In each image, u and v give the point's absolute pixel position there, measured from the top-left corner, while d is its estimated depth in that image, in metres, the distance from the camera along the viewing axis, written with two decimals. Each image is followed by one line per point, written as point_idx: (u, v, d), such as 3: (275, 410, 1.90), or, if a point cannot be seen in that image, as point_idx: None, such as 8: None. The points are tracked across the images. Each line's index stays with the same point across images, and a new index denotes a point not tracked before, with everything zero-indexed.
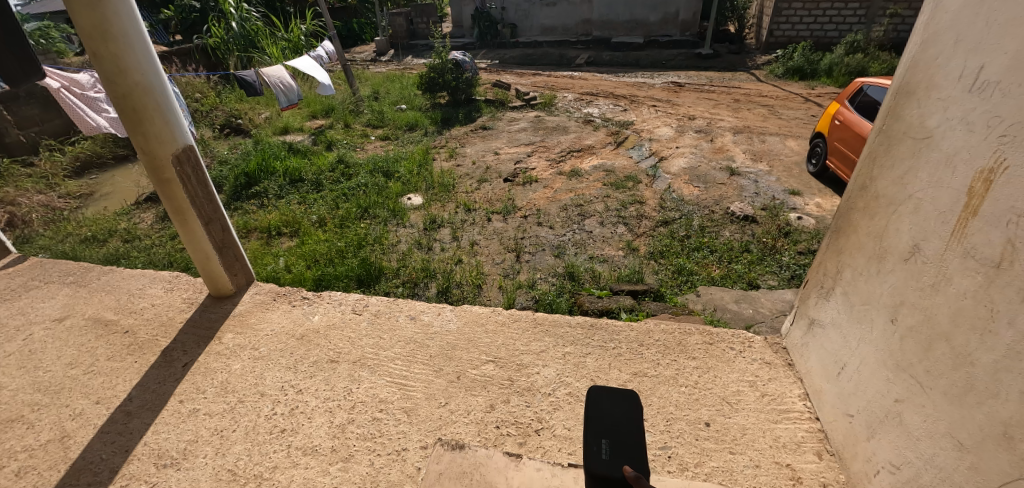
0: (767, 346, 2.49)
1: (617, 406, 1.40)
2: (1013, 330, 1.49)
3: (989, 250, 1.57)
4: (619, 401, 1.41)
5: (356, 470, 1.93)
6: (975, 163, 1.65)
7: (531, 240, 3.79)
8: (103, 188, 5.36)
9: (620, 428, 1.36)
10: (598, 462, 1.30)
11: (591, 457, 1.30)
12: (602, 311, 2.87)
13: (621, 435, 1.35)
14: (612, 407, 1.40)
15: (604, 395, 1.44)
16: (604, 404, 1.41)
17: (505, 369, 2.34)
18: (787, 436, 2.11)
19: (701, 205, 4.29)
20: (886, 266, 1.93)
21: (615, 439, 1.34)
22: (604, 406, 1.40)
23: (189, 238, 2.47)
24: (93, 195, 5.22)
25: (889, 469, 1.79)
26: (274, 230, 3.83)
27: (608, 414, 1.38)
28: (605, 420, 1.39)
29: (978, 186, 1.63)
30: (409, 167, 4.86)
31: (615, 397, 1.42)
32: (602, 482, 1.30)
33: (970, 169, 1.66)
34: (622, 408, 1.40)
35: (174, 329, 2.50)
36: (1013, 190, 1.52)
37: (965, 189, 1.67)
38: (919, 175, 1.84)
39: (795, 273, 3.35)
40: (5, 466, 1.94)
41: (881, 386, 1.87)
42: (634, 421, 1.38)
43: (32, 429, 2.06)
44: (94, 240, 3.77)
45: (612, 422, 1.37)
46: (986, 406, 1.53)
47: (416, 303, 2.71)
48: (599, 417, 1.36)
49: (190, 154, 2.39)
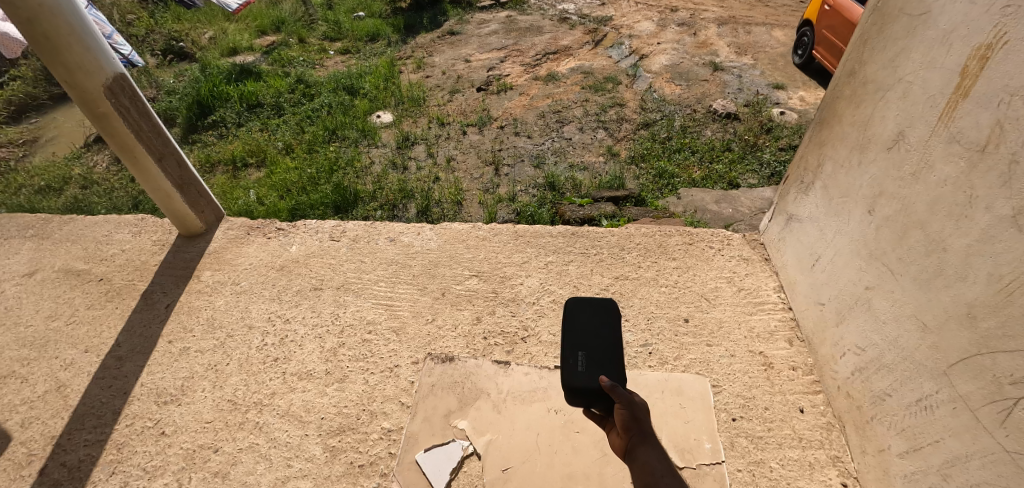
0: (745, 243, 2.53)
1: (594, 318, 1.55)
2: (990, 214, 1.44)
3: (975, 133, 1.51)
4: (596, 313, 1.55)
5: (352, 389, 2.03)
6: (973, 40, 1.55)
7: (509, 152, 3.70)
8: (47, 132, 4.99)
9: (596, 341, 1.49)
10: (575, 375, 1.42)
11: (570, 369, 1.42)
12: (583, 219, 2.88)
13: (597, 347, 1.48)
14: (588, 320, 1.54)
15: (581, 313, 1.57)
16: (582, 319, 1.55)
17: (489, 282, 2.40)
18: (761, 326, 2.20)
19: (683, 105, 4.14)
20: (869, 156, 1.91)
21: (591, 351, 1.46)
22: (581, 320, 1.54)
23: (143, 175, 2.40)
24: (36, 140, 4.87)
25: (855, 351, 1.86)
26: (239, 162, 3.70)
27: (586, 329, 1.52)
28: (582, 333, 1.52)
29: (973, 65, 1.54)
30: (374, 81, 4.57)
31: (591, 312, 1.56)
32: (580, 391, 1.40)
33: (966, 46, 1.56)
34: (599, 321, 1.54)
35: (150, 272, 2.51)
36: (1009, 67, 1.44)
37: (959, 69, 1.58)
38: (911, 57, 1.76)
39: (775, 170, 3.34)
40: (9, 419, 2.02)
41: (853, 275, 1.91)
42: (610, 333, 1.52)
43: (27, 383, 2.12)
44: (50, 189, 3.59)
45: (587, 335, 1.51)
46: (953, 289, 1.51)
47: (394, 225, 2.71)
48: (576, 330, 1.50)
49: (123, 84, 2.24)
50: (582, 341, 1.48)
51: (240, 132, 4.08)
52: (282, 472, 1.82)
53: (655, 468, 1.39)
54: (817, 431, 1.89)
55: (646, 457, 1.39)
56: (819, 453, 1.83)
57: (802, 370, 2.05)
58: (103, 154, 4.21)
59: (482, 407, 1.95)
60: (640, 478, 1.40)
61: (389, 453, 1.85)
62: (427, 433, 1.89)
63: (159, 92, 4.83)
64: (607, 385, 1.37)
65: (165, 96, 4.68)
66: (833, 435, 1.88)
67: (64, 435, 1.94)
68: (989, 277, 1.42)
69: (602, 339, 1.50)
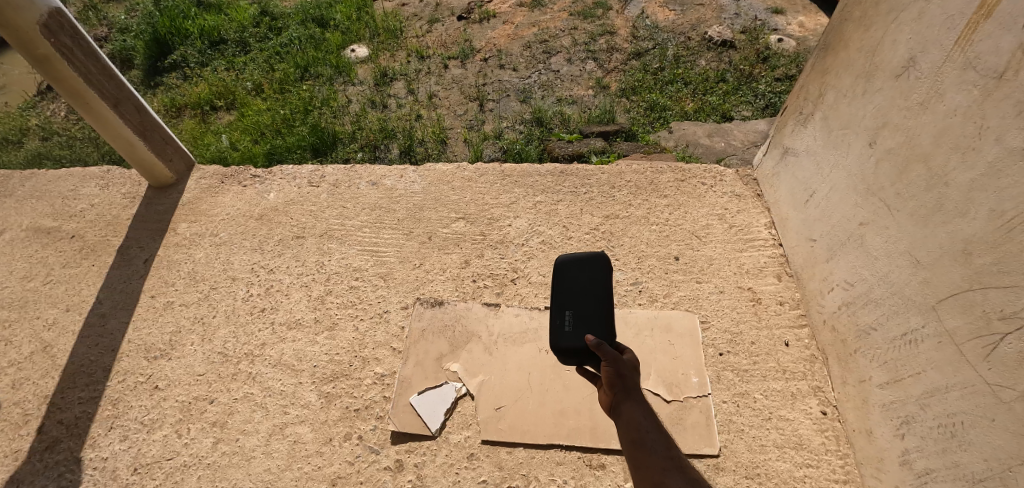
0: (737, 179, 2.49)
1: (584, 273, 1.59)
2: (998, 148, 1.40)
3: (994, 58, 1.44)
4: (586, 269, 1.59)
5: (343, 337, 2.03)
6: None
7: (494, 86, 3.53)
8: None
9: (584, 300, 1.55)
10: (563, 336, 1.51)
11: (557, 331, 1.51)
12: (573, 155, 2.82)
13: (585, 306, 1.54)
14: (579, 275, 1.58)
15: (572, 267, 1.61)
16: (573, 275, 1.59)
17: (477, 225, 2.35)
18: (750, 262, 2.20)
19: (677, 32, 3.93)
20: (874, 85, 1.85)
21: (579, 312, 1.53)
22: (572, 276, 1.59)
23: (102, 123, 2.28)
24: None
25: (844, 286, 1.87)
26: (207, 105, 3.52)
27: (576, 287, 1.57)
28: (574, 289, 1.57)
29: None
30: (346, 11, 4.25)
31: (580, 265, 1.59)
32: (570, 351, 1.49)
33: None
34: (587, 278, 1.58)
35: (124, 227, 2.43)
36: None
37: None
38: None
39: (771, 101, 3.24)
40: None
41: (848, 211, 1.89)
42: (599, 289, 1.56)
43: (12, 345, 2.10)
44: (8, 142, 3.41)
45: (578, 293, 1.56)
46: (951, 226, 1.49)
47: (376, 167, 2.61)
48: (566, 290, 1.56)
49: (62, 21, 2.07)
50: (569, 302, 1.55)
51: (203, 73, 3.85)
52: (279, 420, 1.84)
53: (643, 424, 1.32)
54: (801, 363, 1.93)
55: (631, 412, 1.34)
56: (802, 384, 1.88)
57: (790, 304, 2.07)
58: (61, 102, 3.94)
59: (474, 349, 1.96)
60: (626, 435, 1.32)
61: (383, 397, 1.87)
62: (421, 377, 1.90)
63: (110, 30, 4.45)
64: (590, 345, 1.41)
65: (118, 34, 4.33)
66: (816, 366, 1.92)
67: (57, 394, 1.94)
68: (992, 213, 1.39)
69: (589, 297, 1.55)
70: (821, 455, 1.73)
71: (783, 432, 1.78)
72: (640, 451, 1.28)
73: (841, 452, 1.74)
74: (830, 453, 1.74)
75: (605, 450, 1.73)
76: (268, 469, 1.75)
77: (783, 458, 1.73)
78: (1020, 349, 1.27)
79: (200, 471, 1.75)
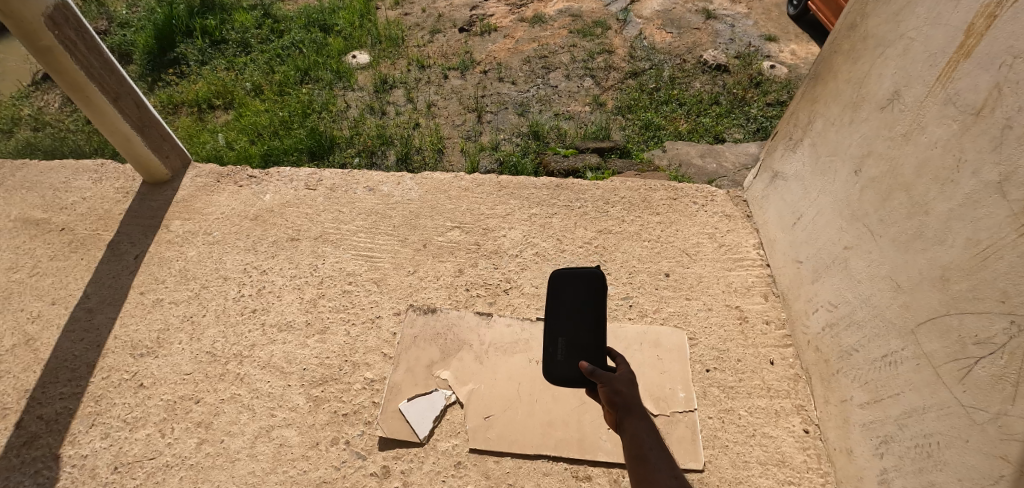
0: (728, 199, 2.55)
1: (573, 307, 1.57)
2: (974, 180, 1.46)
3: (971, 95, 1.50)
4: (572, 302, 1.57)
5: (334, 341, 2.02)
6: None
7: (492, 98, 3.57)
8: None
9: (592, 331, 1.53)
10: (556, 364, 1.49)
11: (549, 359, 1.49)
12: (567, 170, 2.89)
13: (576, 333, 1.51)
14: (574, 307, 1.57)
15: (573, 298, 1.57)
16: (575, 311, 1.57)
17: (472, 234, 2.37)
18: (738, 281, 2.25)
19: (672, 54, 4.01)
20: (861, 115, 1.92)
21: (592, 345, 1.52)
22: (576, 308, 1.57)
23: (100, 117, 2.28)
24: None
25: (828, 308, 1.92)
26: (205, 103, 3.53)
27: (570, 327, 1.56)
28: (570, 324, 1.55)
29: (979, 23, 1.51)
30: (349, 17, 4.27)
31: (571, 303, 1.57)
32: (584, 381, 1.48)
33: (975, 2, 1.53)
34: (581, 295, 1.55)
35: (114, 222, 2.40)
36: (1015, 27, 1.40)
37: (964, 27, 1.55)
38: (917, 11, 1.73)
39: (761, 126, 3.34)
40: None
41: (833, 234, 1.95)
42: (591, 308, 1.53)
43: None
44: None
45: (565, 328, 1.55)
46: (930, 252, 1.55)
47: (373, 173, 2.62)
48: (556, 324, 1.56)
49: (65, 13, 2.08)
50: (564, 329, 1.52)
51: (203, 72, 3.85)
52: (266, 422, 1.83)
53: (645, 441, 1.29)
54: (785, 381, 1.97)
55: (635, 429, 1.31)
56: (785, 402, 1.92)
57: (775, 324, 2.12)
58: (56, 93, 3.87)
59: (465, 358, 1.96)
60: (628, 452, 1.30)
61: (372, 402, 1.87)
62: (410, 383, 1.90)
63: (110, 24, 4.39)
64: (586, 370, 1.37)
65: (118, 29, 4.30)
66: (799, 385, 1.97)
67: (39, 388, 1.91)
68: (967, 242, 1.45)
69: (587, 324, 1.52)
70: (802, 473, 1.77)
71: (766, 449, 1.82)
72: (642, 469, 1.27)
73: (822, 470, 1.78)
74: (811, 471, 1.77)
75: (592, 462, 1.74)
76: (252, 471, 1.73)
77: (765, 475, 1.77)
78: (993, 372, 1.32)
79: (182, 471, 1.73)
